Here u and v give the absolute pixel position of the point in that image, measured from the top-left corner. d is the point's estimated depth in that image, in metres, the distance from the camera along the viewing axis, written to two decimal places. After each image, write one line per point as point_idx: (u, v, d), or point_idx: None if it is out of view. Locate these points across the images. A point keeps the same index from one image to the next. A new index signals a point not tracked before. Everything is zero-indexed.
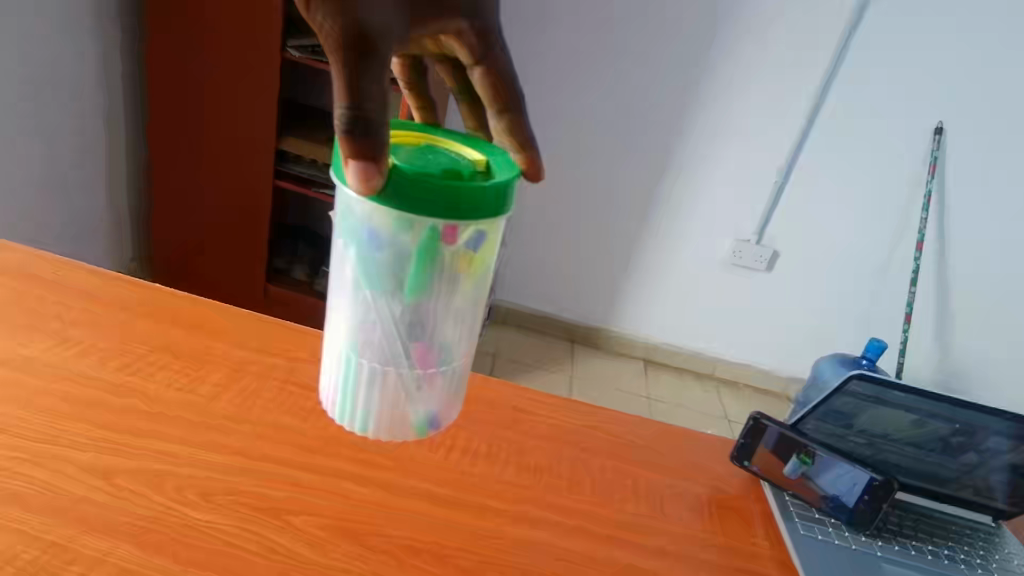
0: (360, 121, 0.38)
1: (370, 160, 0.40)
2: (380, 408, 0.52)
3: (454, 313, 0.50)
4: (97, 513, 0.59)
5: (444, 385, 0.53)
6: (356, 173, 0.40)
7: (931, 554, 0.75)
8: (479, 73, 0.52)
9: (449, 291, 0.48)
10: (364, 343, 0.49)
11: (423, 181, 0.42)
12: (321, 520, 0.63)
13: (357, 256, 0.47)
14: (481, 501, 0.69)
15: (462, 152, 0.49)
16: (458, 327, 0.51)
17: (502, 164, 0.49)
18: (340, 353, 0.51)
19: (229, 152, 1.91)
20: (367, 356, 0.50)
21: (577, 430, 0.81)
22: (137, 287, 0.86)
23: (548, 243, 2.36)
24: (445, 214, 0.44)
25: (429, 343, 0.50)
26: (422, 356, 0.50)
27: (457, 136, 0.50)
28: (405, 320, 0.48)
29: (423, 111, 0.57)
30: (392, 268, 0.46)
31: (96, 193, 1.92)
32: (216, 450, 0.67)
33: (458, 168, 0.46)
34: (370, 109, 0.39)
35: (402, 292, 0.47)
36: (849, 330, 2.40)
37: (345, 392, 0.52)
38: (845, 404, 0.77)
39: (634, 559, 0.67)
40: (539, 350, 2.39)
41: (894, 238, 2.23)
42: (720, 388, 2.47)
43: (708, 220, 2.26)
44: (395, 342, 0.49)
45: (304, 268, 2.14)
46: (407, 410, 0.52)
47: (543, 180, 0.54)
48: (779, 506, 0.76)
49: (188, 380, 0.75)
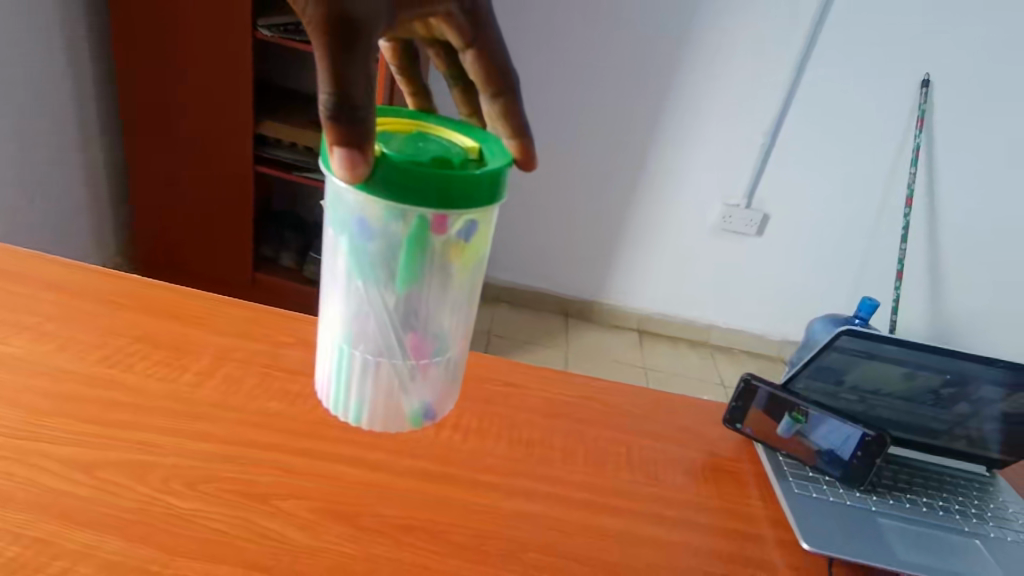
0: (344, 109, 0.37)
1: (357, 147, 0.38)
2: (375, 399, 0.50)
3: (448, 303, 0.48)
4: (81, 507, 0.58)
5: (440, 375, 0.51)
6: (341, 161, 0.38)
7: (925, 507, 0.74)
8: (471, 58, 0.49)
9: (442, 281, 0.46)
10: (355, 333, 0.48)
11: (411, 169, 0.41)
12: (311, 502, 0.62)
13: (348, 247, 0.45)
14: (471, 476, 0.68)
15: (454, 138, 0.47)
16: (453, 316, 0.49)
17: (496, 151, 0.46)
18: (334, 345, 0.49)
19: (218, 153, 1.87)
20: (359, 347, 0.48)
21: (571, 401, 0.81)
22: (112, 279, 0.84)
23: (538, 217, 2.33)
24: (435, 203, 0.42)
25: (423, 333, 0.48)
26: (416, 346, 0.48)
27: (448, 122, 0.48)
28: (398, 310, 0.46)
29: (417, 98, 0.54)
30: (382, 256, 0.44)
31: (74, 191, 1.87)
32: (201, 439, 0.66)
33: (449, 155, 0.44)
34: (354, 96, 0.37)
35: (395, 282, 0.45)
36: (841, 290, 2.40)
37: (339, 383, 0.50)
38: (835, 361, 0.76)
39: (631, 527, 0.66)
40: (534, 325, 2.38)
41: (885, 192, 2.21)
42: (715, 354, 2.48)
43: (697, 185, 2.24)
44: (388, 332, 0.47)
45: (292, 255, 2.10)
46: (401, 402, 0.50)
47: (537, 167, 0.53)
48: (773, 467, 0.76)
49: (169, 370, 0.73)
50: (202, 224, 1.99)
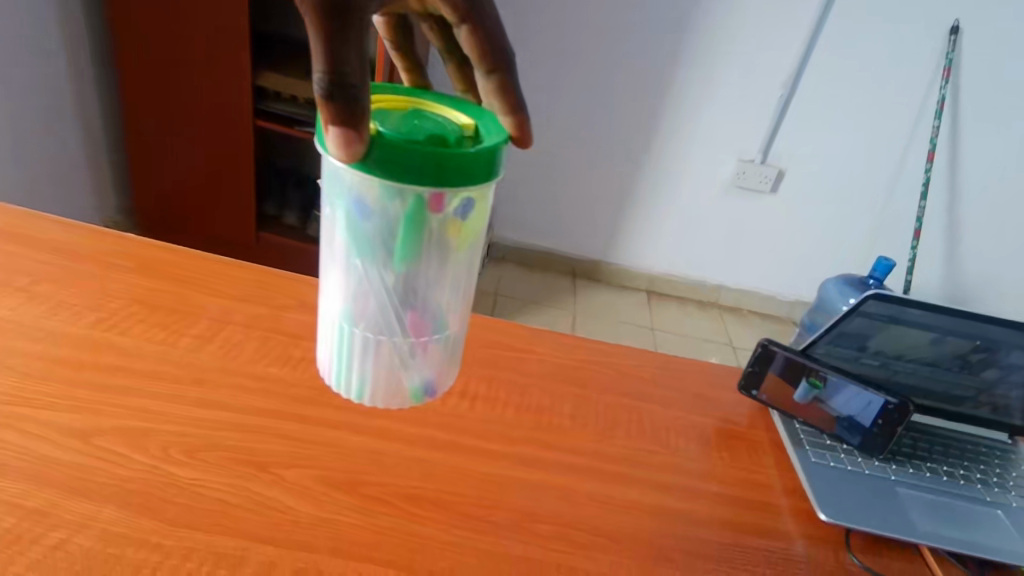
0: (336, 84, 0.34)
1: (351, 124, 0.35)
2: (376, 377, 0.47)
3: (448, 280, 0.44)
4: (78, 477, 0.55)
5: (441, 352, 0.48)
6: (337, 140, 0.35)
7: (946, 476, 0.72)
8: (464, 33, 0.44)
9: (442, 259, 0.43)
10: (354, 310, 0.44)
11: (408, 149, 0.37)
12: (314, 471, 0.59)
13: (346, 224, 0.41)
14: (481, 444, 0.65)
15: (449, 115, 0.42)
16: (452, 293, 0.46)
17: (493, 129, 0.42)
18: (334, 322, 0.46)
19: (218, 109, 1.82)
20: (358, 325, 0.45)
21: (581, 366, 0.78)
22: (110, 241, 0.83)
23: (545, 174, 2.26)
24: (431, 181, 0.38)
25: (423, 310, 0.45)
26: (415, 324, 0.45)
27: (445, 99, 0.44)
28: (397, 289, 0.43)
29: (411, 74, 0.49)
30: (380, 235, 0.41)
31: (70, 149, 1.82)
32: (201, 406, 0.64)
33: (444, 133, 0.40)
34: (345, 72, 0.34)
35: (394, 261, 0.42)
36: (856, 251, 2.34)
37: (340, 359, 0.48)
38: (859, 326, 0.72)
39: (645, 497, 0.64)
40: (539, 286, 2.34)
41: (905, 148, 2.13)
42: (724, 315, 2.44)
43: (711, 139, 2.15)
44: (386, 310, 0.44)
45: (295, 213, 2.06)
46: (402, 379, 0.48)
47: (532, 146, 0.48)
48: (789, 434, 0.74)
49: (165, 333, 0.72)
50: (203, 181, 1.94)
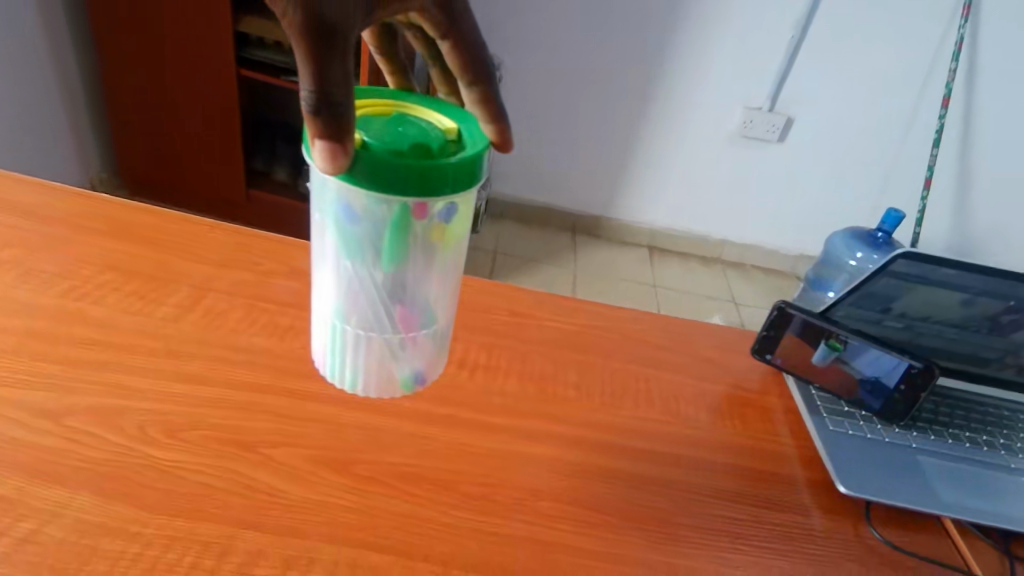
0: (323, 97, 0.32)
1: (338, 138, 0.33)
2: (368, 370, 0.45)
3: (436, 274, 0.42)
4: (50, 461, 0.52)
5: (431, 343, 0.46)
6: (323, 155, 0.33)
7: (968, 442, 0.69)
8: (446, 48, 0.40)
9: (431, 252, 0.40)
10: (345, 306, 0.42)
11: (392, 162, 0.36)
12: (305, 451, 0.56)
13: (334, 227, 0.39)
14: (482, 418, 0.62)
15: (431, 118, 0.40)
16: (442, 286, 0.43)
17: (478, 133, 0.41)
18: (325, 320, 0.44)
19: (201, 58, 1.72)
20: (349, 321, 0.43)
21: (586, 331, 0.74)
22: (78, 204, 0.77)
23: (543, 126, 2.17)
24: (415, 191, 0.36)
25: (412, 304, 0.42)
26: (405, 318, 0.43)
27: (427, 102, 0.42)
28: (386, 285, 0.41)
29: (396, 77, 0.46)
30: (368, 234, 0.39)
31: (54, 107, 1.73)
32: (182, 380, 0.60)
33: (428, 140, 0.38)
34: (333, 86, 0.32)
35: (383, 262, 0.40)
36: (865, 204, 2.27)
37: (332, 356, 0.45)
38: (885, 286, 0.68)
39: (655, 472, 0.60)
40: (538, 244, 2.28)
41: (919, 93, 2.03)
42: (728, 271, 2.39)
43: (716, 85, 2.06)
44: (376, 306, 0.42)
45: (286, 168, 1.98)
46: (394, 371, 0.46)
47: (513, 149, 0.44)
48: (804, 400, 0.70)
49: (141, 303, 0.67)
50: (191, 138, 1.87)
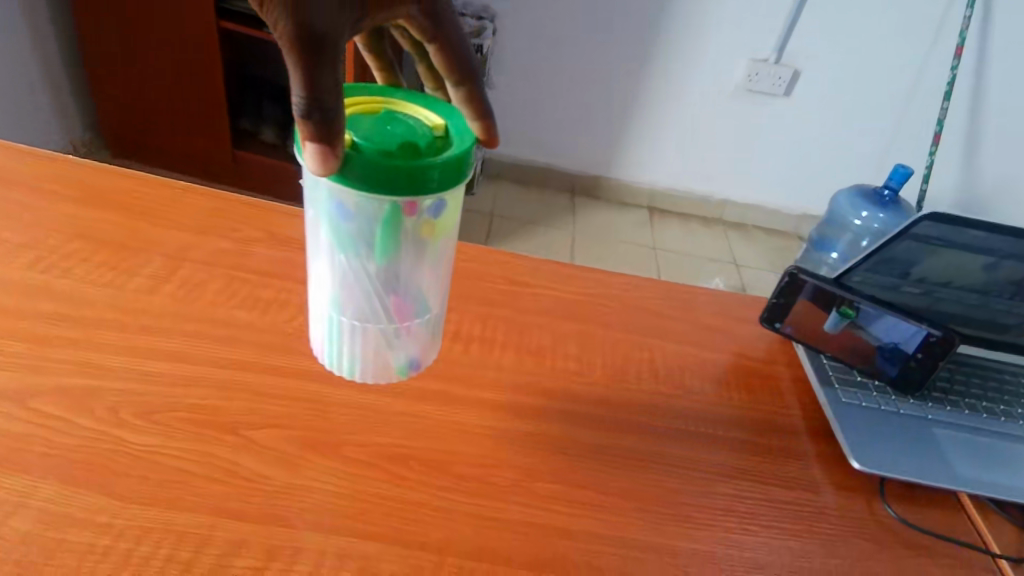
0: (313, 101, 0.31)
1: (328, 140, 0.32)
2: (365, 359, 0.44)
3: (431, 261, 0.40)
4: (15, 448, 0.48)
5: (427, 331, 0.44)
6: (314, 158, 0.32)
7: (985, 413, 0.66)
8: (433, 51, 0.38)
9: (424, 239, 0.38)
10: (339, 298, 0.40)
11: (381, 164, 0.34)
12: (288, 432, 0.52)
13: (326, 221, 0.38)
14: (476, 394, 0.58)
15: (418, 114, 0.38)
16: (437, 272, 0.41)
17: (467, 128, 0.38)
18: (321, 310, 0.42)
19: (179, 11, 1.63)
20: (344, 312, 0.41)
21: (586, 300, 0.70)
22: (40, 168, 0.71)
23: (537, 81, 2.09)
24: (405, 189, 0.34)
25: (405, 294, 0.40)
26: (399, 308, 0.41)
27: (414, 97, 0.39)
28: (378, 275, 0.39)
29: (385, 74, 0.43)
30: (359, 222, 0.36)
31: (29, 67, 1.64)
32: (156, 357, 0.56)
33: (414, 138, 0.36)
34: (324, 93, 0.31)
35: (375, 255, 0.38)
36: (871, 161, 2.20)
37: (330, 345, 0.44)
38: (905, 250, 0.63)
39: (658, 449, 0.57)
40: (534, 205, 2.21)
41: (931, 42, 1.94)
42: (729, 232, 2.33)
43: (720, 36, 1.96)
44: (370, 298, 0.40)
45: (273, 129, 1.90)
46: (389, 360, 0.44)
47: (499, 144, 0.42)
48: (816, 372, 0.67)
49: (111, 275, 0.62)
50: (174, 97, 1.78)
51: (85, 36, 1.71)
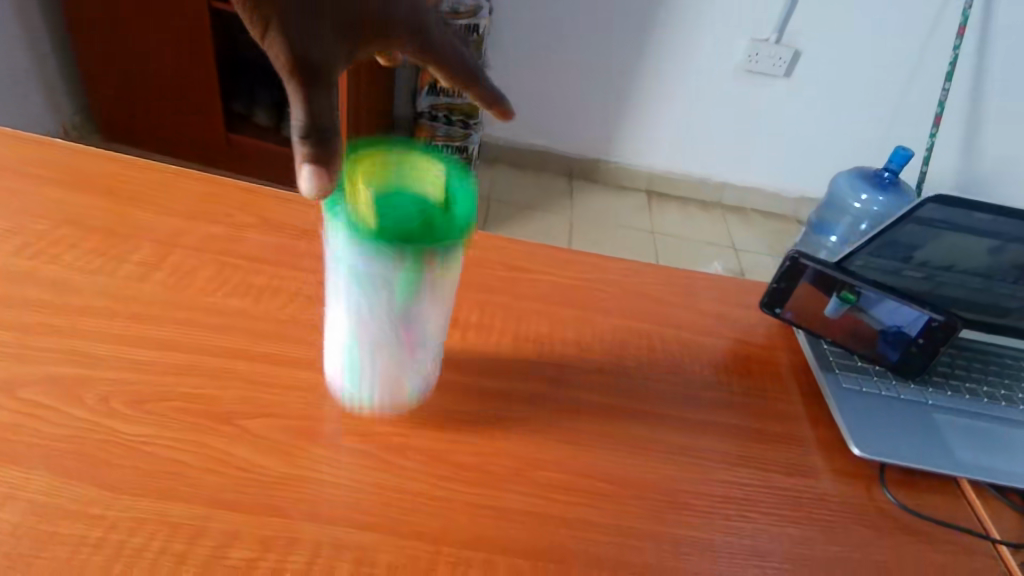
0: (312, 126, 0.36)
1: (325, 161, 0.36)
2: (380, 383, 0.51)
3: (438, 305, 0.47)
4: (4, 439, 0.47)
5: (433, 354, 0.52)
6: (310, 179, 0.36)
7: (987, 398, 0.65)
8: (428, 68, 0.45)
9: (433, 291, 0.45)
10: (358, 333, 0.47)
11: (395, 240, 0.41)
12: (283, 422, 0.52)
13: (348, 272, 0.44)
14: (474, 381, 0.57)
15: (422, 173, 0.44)
16: (442, 313, 0.48)
17: (464, 183, 0.43)
18: (341, 341, 0.49)
19: None
20: (362, 344, 0.48)
21: (585, 286, 0.69)
22: (25, 152, 0.69)
23: (534, 63, 2.06)
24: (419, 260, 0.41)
25: (416, 329, 0.47)
26: (411, 340, 0.48)
27: (417, 150, 0.44)
28: (395, 319, 0.46)
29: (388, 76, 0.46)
30: (380, 279, 0.43)
31: (14, 48, 1.60)
32: (148, 346, 0.55)
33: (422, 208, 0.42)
34: (320, 117, 0.36)
35: (391, 300, 0.45)
36: (871, 142, 2.18)
37: (347, 372, 0.51)
38: (910, 233, 0.62)
39: (658, 436, 0.57)
40: (532, 189, 2.19)
41: (934, 21, 1.91)
42: (727, 216, 2.31)
43: (719, 15, 1.93)
44: (386, 333, 0.47)
45: (266, 112, 1.87)
46: (402, 384, 0.51)
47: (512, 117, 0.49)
48: (816, 357, 0.67)
49: (100, 262, 0.61)
50: (164, 79, 1.75)
51: (70, 16, 1.67)
